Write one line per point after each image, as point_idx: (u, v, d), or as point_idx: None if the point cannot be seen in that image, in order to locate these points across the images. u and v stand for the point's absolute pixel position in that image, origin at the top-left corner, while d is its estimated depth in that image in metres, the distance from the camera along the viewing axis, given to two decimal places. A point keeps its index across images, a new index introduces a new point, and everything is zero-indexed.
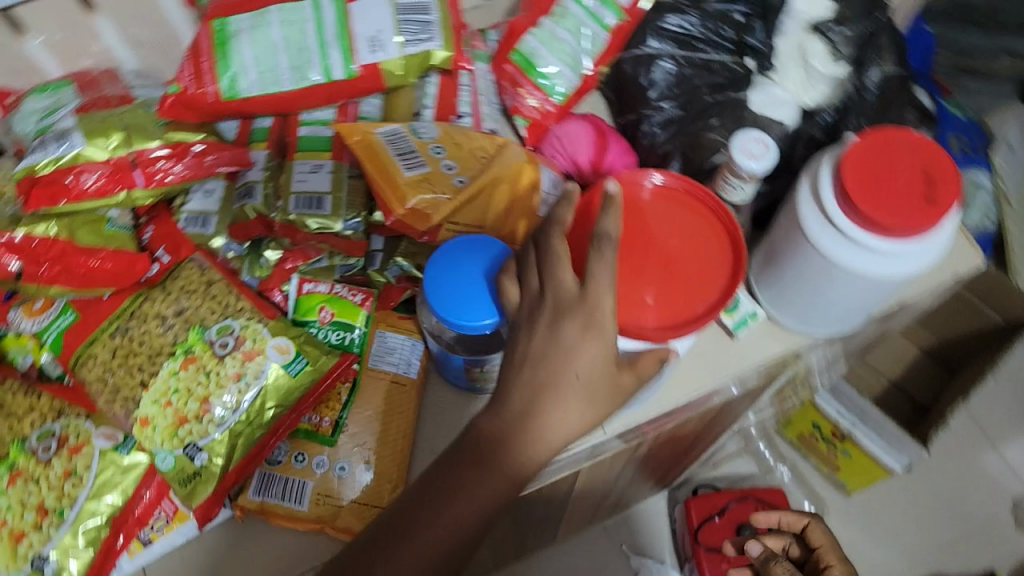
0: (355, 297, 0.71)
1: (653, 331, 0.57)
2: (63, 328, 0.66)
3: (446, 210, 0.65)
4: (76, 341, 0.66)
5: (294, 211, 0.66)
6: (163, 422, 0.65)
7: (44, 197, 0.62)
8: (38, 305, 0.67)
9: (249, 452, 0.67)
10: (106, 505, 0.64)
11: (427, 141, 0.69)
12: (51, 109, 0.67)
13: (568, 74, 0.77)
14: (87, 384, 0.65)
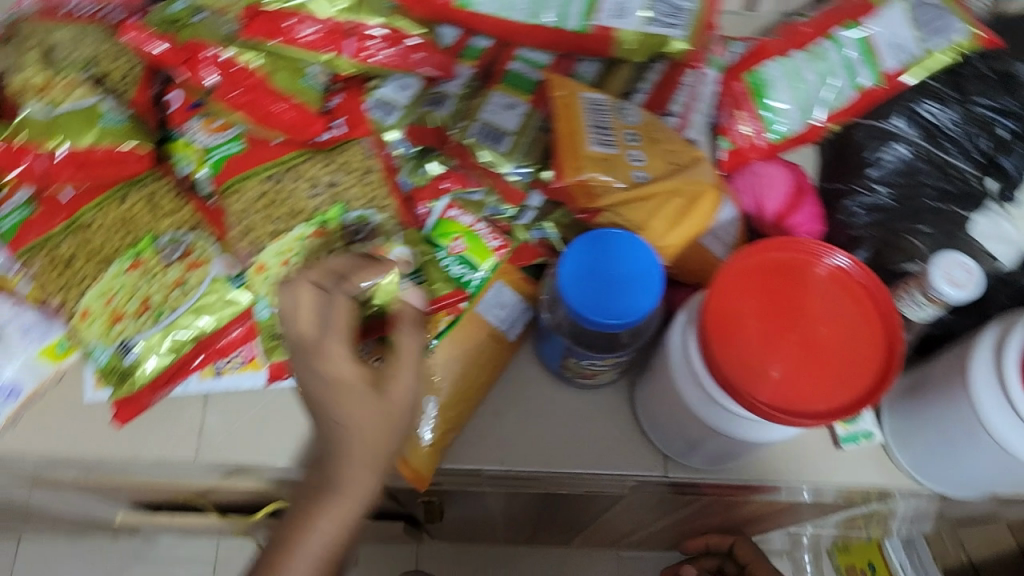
0: (491, 242, 0.69)
1: (759, 404, 0.52)
2: (228, 154, 0.69)
3: (614, 198, 0.62)
4: (235, 169, 0.68)
5: (472, 137, 0.65)
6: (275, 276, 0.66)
7: (261, 28, 0.64)
8: (217, 124, 0.70)
9: None
10: (196, 326, 0.67)
11: (625, 125, 0.65)
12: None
13: (794, 117, 0.72)
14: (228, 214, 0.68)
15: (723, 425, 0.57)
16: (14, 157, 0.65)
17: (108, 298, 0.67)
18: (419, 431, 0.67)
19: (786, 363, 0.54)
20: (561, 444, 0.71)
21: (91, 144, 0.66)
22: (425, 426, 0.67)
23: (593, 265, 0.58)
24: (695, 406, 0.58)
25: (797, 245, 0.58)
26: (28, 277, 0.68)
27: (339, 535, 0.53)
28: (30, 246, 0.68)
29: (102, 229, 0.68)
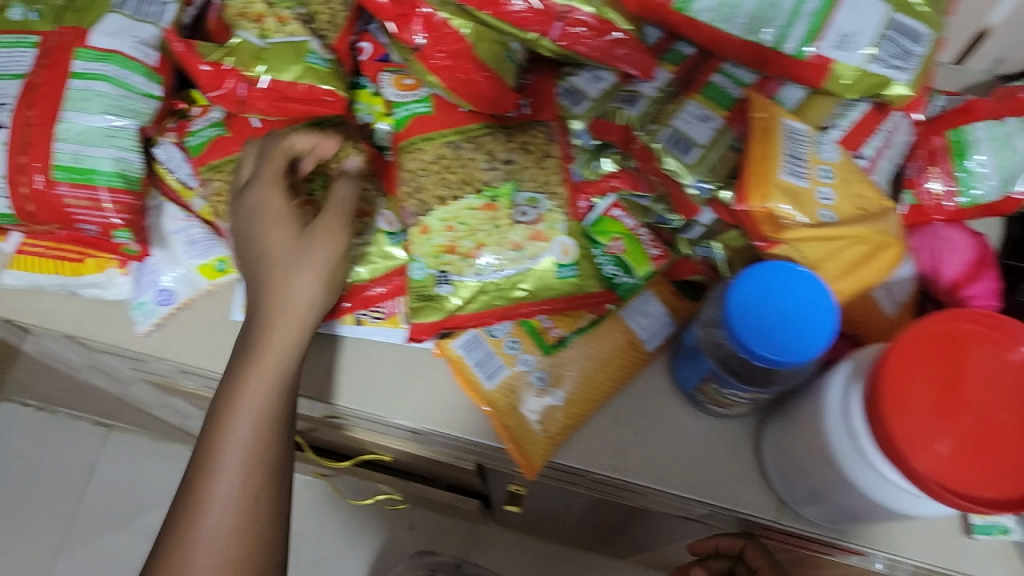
0: (650, 249, 0.69)
1: (917, 475, 0.50)
2: (414, 113, 0.70)
3: (796, 232, 0.60)
4: (419, 129, 0.69)
5: (660, 143, 0.63)
6: (435, 240, 0.66)
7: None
8: (407, 83, 0.71)
9: (482, 312, 0.67)
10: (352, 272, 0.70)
11: (821, 160, 0.63)
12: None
13: (993, 184, 0.68)
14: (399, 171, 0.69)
15: (869, 489, 0.55)
16: (220, 76, 0.68)
17: None
18: (529, 410, 0.68)
19: (955, 440, 0.51)
20: (678, 465, 0.70)
21: (293, 78, 0.67)
22: (535, 403, 0.68)
23: (763, 287, 0.57)
24: (844, 464, 0.56)
25: (993, 321, 0.55)
26: (206, 193, 0.71)
27: (260, 413, 0.61)
28: (217, 163, 0.70)
29: None
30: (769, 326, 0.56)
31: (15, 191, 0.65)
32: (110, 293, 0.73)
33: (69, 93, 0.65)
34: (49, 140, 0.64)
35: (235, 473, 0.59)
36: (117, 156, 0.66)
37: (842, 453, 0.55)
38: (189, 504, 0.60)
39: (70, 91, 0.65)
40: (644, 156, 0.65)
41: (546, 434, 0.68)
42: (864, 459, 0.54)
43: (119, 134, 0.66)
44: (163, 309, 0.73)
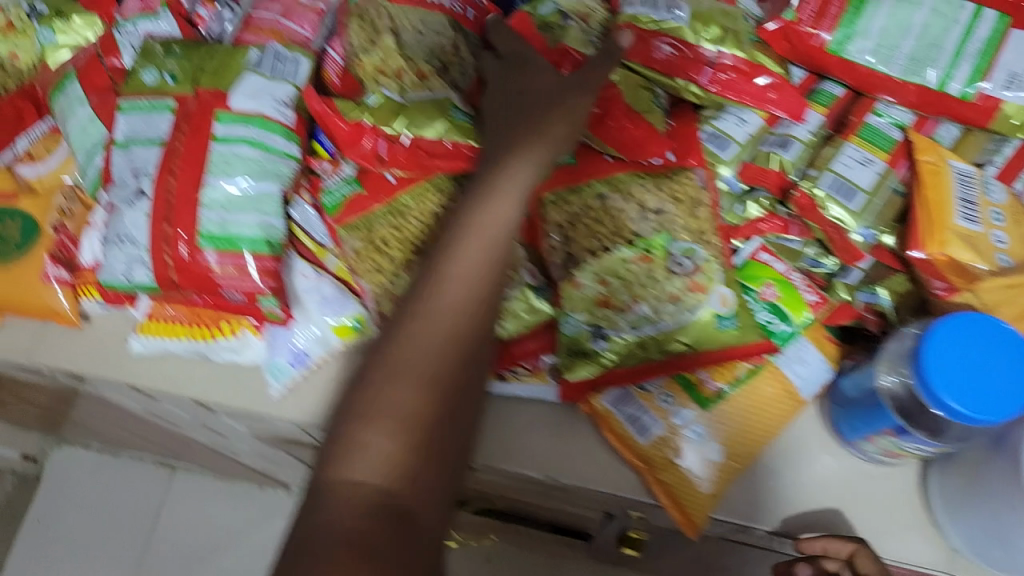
0: (808, 295, 0.67)
1: None
2: (560, 163, 0.67)
3: (977, 278, 0.58)
4: (564, 181, 0.67)
5: (824, 189, 0.62)
6: (588, 295, 0.64)
7: (630, 48, 0.65)
8: None
9: (640, 366, 0.65)
10: (500, 329, 0.67)
11: (991, 202, 0.61)
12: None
13: None
14: (544, 225, 0.66)
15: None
16: (358, 134, 0.68)
17: None
18: (689, 462, 0.66)
19: None
20: (842, 515, 0.68)
21: (436, 134, 0.67)
22: (691, 454, 0.66)
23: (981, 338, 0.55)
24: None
25: None
26: (346, 251, 0.69)
27: (456, 302, 0.55)
28: (355, 220, 0.69)
29: (418, 217, 0.69)
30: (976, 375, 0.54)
31: (159, 260, 0.63)
32: (244, 357, 0.71)
33: (211, 158, 0.63)
34: (195, 207, 0.63)
35: (440, 331, 0.54)
36: (261, 220, 0.64)
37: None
38: (357, 426, 0.51)
39: (213, 156, 0.64)
40: (806, 203, 0.63)
41: (708, 488, 0.66)
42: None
43: (263, 198, 0.64)
44: (297, 371, 0.70)
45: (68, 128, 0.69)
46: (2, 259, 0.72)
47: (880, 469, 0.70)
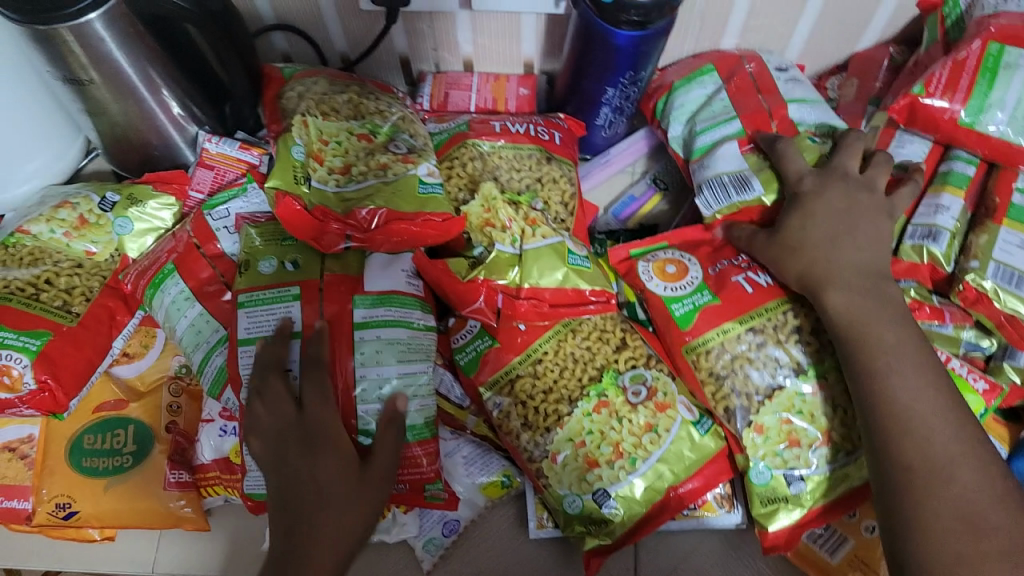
0: (978, 384, 0.63)
1: None
2: (698, 304, 0.64)
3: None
4: (712, 323, 0.63)
5: (991, 280, 0.61)
6: (774, 434, 0.61)
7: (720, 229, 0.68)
8: (671, 271, 0.66)
9: (841, 496, 0.63)
10: (670, 473, 0.63)
11: None
12: (716, 124, 0.70)
13: None
14: (696, 371, 0.64)
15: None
16: (473, 290, 0.63)
17: (578, 442, 0.64)
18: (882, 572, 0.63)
19: None
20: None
21: (556, 282, 0.65)
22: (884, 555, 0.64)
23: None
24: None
25: None
26: (493, 409, 0.66)
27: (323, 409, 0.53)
28: (494, 380, 0.65)
29: (561, 374, 0.65)
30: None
31: None
32: (394, 535, 0.66)
33: (367, 344, 0.59)
34: (352, 405, 0.57)
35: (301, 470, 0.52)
36: (420, 405, 0.59)
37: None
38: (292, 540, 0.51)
39: (360, 343, 0.59)
40: (971, 295, 0.62)
41: None
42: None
43: (418, 376, 0.59)
44: (450, 540, 0.67)
45: (177, 332, 0.65)
46: (114, 471, 0.67)
47: None
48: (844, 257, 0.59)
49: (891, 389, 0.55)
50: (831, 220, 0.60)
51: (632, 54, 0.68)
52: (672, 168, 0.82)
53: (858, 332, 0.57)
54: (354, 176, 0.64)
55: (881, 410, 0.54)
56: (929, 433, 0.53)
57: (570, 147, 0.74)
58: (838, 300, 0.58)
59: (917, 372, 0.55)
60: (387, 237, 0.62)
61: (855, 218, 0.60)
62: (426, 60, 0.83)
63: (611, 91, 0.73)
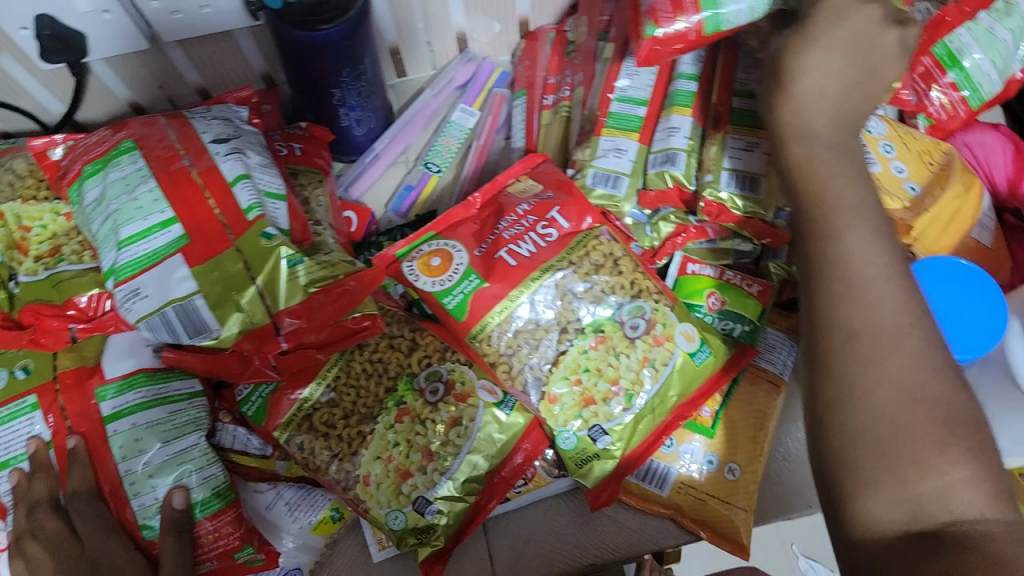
0: (751, 288, 0.66)
1: None
2: (469, 292, 0.63)
3: (906, 224, 0.59)
4: (485, 306, 0.62)
5: (727, 190, 0.62)
6: (569, 400, 0.62)
7: (490, 190, 0.68)
8: (436, 265, 0.64)
9: (651, 430, 0.63)
10: (484, 460, 0.62)
11: (878, 138, 0.61)
12: (150, 256, 0.54)
13: (994, 78, 0.72)
14: (485, 357, 0.64)
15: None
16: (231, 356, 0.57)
17: (386, 458, 0.62)
18: (703, 479, 0.66)
19: None
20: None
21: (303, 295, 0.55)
22: (700, 471, 0.66)
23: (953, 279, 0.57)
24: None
25: None
26: (295, 449, 0.63)
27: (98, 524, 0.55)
28: (287, 424, 0.63)
29: (354, 386, 0.64)
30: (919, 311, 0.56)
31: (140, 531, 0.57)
32: None
33: (126, 435, 0.57)
34: (126, 501, 0.57)
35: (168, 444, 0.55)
36: (201, 478, 0.58)
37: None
38: None
39: (113, 437, 0.57)
40: (714, 210, 0.63)
41: (734, 504, 0.65)
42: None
43: (188, 454, 0.58)
44: None
45: None
46: None
47: None
48: (862, 238, 0.44)
49: (873, 317, 0.42)
50: (799, 67, 0.49)
51: (341, 48, 0.65)
52: (440, 149, 0.79)
53: (829, 256, 0.44)
54: (64, 256, 0.60)
55: (844, 348, 0.41)
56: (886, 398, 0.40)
57: (314, 157, 0.71)
58: (802, 145, 0.49)
59: (891, 324, 0.41)
60: (117, 320, 0.59)
61: (832, 158, 0.48)
62: (155, 100, 0.77)
63: (337, 91, 0.70)
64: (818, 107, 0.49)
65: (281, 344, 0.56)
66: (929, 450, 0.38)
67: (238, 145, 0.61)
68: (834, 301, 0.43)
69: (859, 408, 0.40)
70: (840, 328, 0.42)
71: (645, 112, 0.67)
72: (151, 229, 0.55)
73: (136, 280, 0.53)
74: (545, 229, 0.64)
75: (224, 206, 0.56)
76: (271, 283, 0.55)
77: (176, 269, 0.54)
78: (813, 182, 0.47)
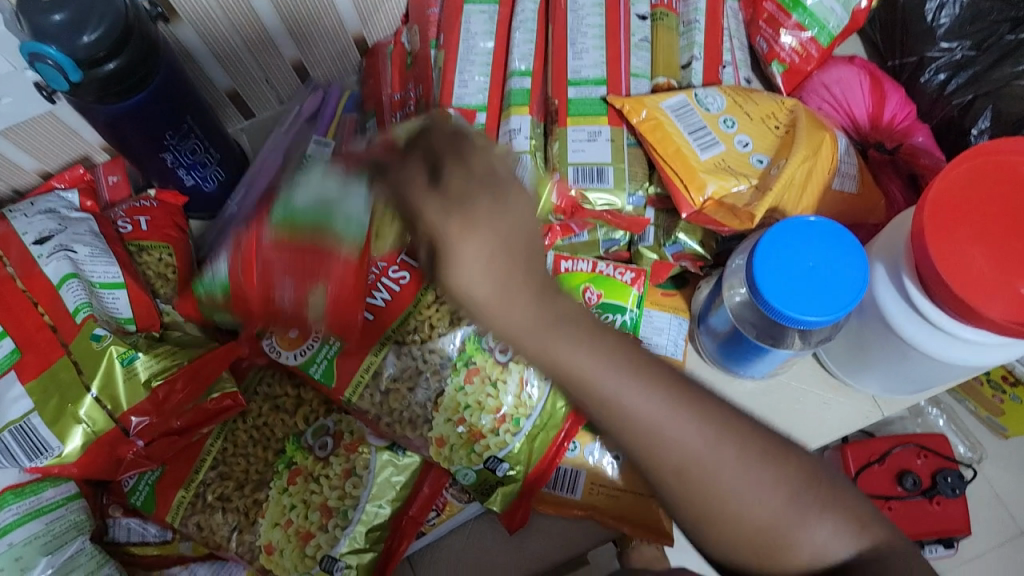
0: (624, 275, 0.65)
1: (999, 321, 0.49)
2: (333, 357, 0.62)
3: (749, 212, 0.58)
4: (351, 368, 0.62)
5: (576, 185, 0.60)
6: (457, 440, 0.61)
7: None
8: (294, 335, 0.62)
9: (544, 451, 0.63)
10: (385, 508, 0.62)
11: (716, 114, 0.61)
12: None
13: (839, 12, 0.69)
14: (371, 410, 0.62)
15: (946, 351, 0.55)
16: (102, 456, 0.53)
17: (285, 523, 0.61)
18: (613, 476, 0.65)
19: (988, 246, 0.51)
20: (793, 423, 0.67)
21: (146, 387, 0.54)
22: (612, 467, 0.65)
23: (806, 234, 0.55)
24: (904, 330, 0.56)
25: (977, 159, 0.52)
26: (192, 532, 0.61)
27: None
28: (177, 508, 0.61)
29: (241, 454, 0.63)
30: (779, 271, 0.54)
31: None
32: None
33: (4, 555, 0.53)
34: None
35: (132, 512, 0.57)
36: None
37: (907, 331, 0.56)
38: None
39: None
40: (569, 206, 0.60)
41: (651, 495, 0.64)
42: (934, 327, 0.54)
43: (78, 562, 0.56)
44: None
45: None
46: None
47: (788, 373, 0.68)
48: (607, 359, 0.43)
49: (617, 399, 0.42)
50: (471, 231, 0.40)
51: (156, 113, 0.62)
52: None
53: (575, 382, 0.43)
54: None
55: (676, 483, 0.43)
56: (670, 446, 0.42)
57: (164, 227, 0.66)
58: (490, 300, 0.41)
59: (704, 440, 0.42)
60: None
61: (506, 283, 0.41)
62: None
63: (169, 154, 0.66)
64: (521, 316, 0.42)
65: (134, 442, 0.54)
66: (808, 509, 0.42)
67: (64, 240, 0.58)
68: (648, 460, 0.43)
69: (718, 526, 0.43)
70: (666, 474, 0.43)
71: (486, 119, 0.64)
72: None
73: None
74: (398, 272, 0.62)
75: (52, 310, 0.54)
76: (109, 386, 0.53)
77: (10, 388, 0.52)
78: (549, 354, 0.42)
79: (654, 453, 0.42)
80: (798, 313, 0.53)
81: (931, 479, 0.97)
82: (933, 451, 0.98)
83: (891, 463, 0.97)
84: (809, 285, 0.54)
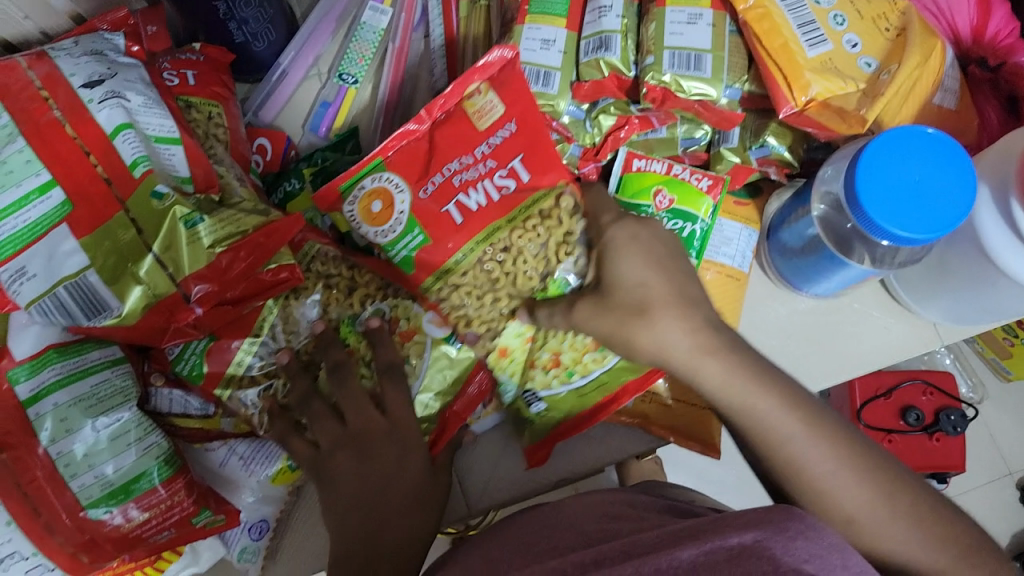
0: (701, 183, 0.61)
1: None
2: (413, 250, 0.56)
3: (860, 116, 0.55)
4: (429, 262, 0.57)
5: (671, 72, 0.56)
6: (517, 357, 0.60)
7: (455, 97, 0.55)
8: (375, 212, 0.56)
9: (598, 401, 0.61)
10: (433, 399, 0.60)
11: (827, 8, 0.56)
12: (34, 223, 0.49)
13: None
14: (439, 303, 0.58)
15: None
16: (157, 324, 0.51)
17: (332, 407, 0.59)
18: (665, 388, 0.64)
19: None
20: (850, 346, 0.66)
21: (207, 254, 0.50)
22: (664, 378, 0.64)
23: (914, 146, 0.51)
24: (1000, 259, 0.54)
25: None
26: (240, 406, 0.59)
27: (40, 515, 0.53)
28: (227, 381, 0.58)
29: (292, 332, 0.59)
30: (876, 183, 0.50)
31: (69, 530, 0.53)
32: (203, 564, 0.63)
33: (52, 416, 0.53)
34: (63, 486, 0.53)
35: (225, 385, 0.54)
36: (142, 449, 0.55)
37: (1001, 256, 0.54)
38: None
39: (40, 420, 0.53)
40: (660, 95, 0.57)
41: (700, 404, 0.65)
42: None
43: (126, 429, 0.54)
44: (263, 541, 0.64)
45: None
46: None
47: (851, 295, 0.66)
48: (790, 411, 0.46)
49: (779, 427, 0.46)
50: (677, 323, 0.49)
51: None
52: (354, 56, 0.70)
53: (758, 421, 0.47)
54: None
55: (780, 457, 0.46)
56: (817, 470, 0.45)
57: (211, 85, 0.62)
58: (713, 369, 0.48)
59: (835, 462, 0.45)
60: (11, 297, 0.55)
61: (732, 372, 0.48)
62: (27, 36, 0.63)
63: None
64: (686, 340, 0.49)
65: (194, 310, 0.51)
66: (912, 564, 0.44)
67: (115, 88, 0.53)
68: (768, 450, 0.47)
69: (828, 505, 0.45)
70: (780, 453, 0.46)
71: None
72: (27, 194, 0.49)
73: (19, 257, 0.48)
74: (503, 179, 0.56)
75: (106, 162, 0.50)
76: (171, 248, 0.49)
77: (62, 242, 0.49)
78: (744, 409, 0.47)
79: (779, 455, 0.46)
80: (895, 225, 0.49)
81: (934, 416, 0.97)
82: (941, 390, 0.97)
83: (898, 398, 0.97)
84: (916, 197, 0.50)
